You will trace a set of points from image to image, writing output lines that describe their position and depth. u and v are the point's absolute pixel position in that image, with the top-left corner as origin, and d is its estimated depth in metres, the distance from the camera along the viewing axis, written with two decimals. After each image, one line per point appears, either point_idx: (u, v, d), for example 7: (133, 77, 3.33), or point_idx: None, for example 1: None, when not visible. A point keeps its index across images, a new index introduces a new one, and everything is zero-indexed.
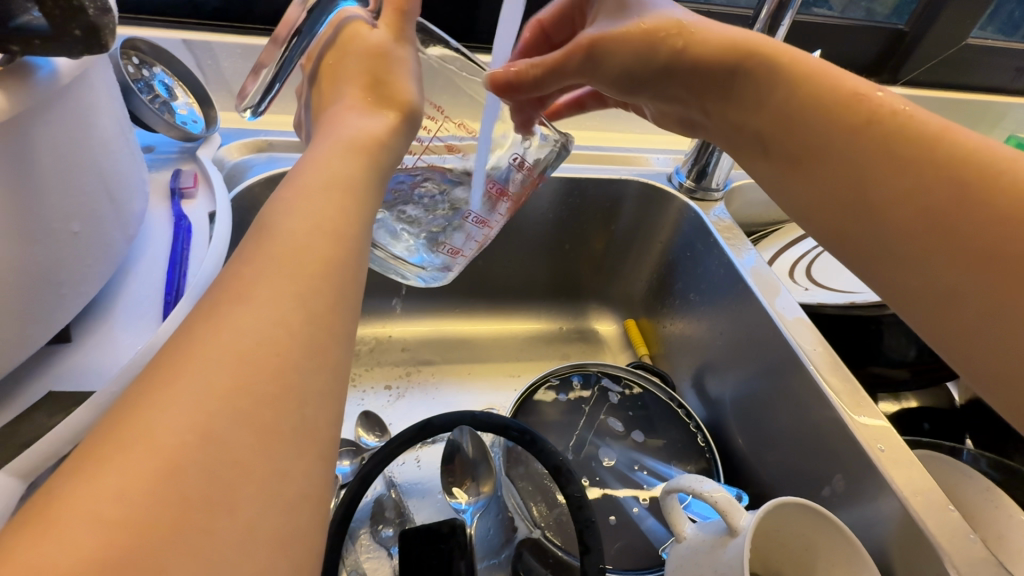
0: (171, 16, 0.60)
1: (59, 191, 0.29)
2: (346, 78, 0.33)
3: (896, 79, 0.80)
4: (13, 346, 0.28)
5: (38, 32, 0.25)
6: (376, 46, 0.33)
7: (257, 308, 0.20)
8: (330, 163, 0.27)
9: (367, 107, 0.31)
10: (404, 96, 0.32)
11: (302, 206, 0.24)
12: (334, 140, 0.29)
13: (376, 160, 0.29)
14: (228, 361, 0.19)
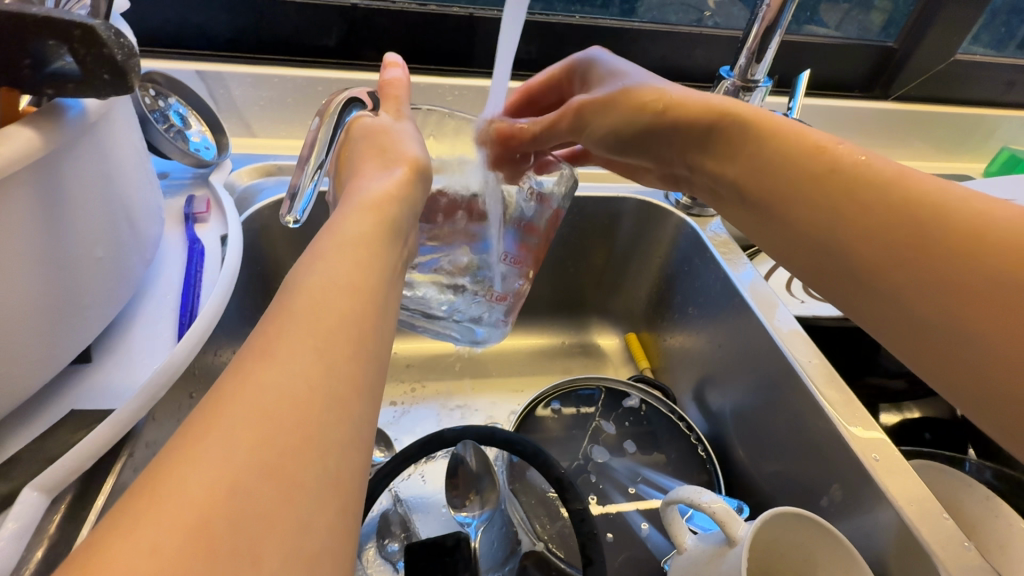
0: (185, 48, 0.63)
1: (84, 220, 0.31)
2: (357, 158, 0.35)
3: (888, 94, 0.82)
4: (40, 366, 0.30)
5: (70, 76, 0.27)
6: (380, 126, 0.36)
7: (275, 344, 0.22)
8: (351, 223, 0.29)
9: (380, 170, 0.33)
10: (412, 155, 0.35)
11: (323, 259, 0.26)
12: (352, 203, 0.31)
13: (390, 218, 0.31)
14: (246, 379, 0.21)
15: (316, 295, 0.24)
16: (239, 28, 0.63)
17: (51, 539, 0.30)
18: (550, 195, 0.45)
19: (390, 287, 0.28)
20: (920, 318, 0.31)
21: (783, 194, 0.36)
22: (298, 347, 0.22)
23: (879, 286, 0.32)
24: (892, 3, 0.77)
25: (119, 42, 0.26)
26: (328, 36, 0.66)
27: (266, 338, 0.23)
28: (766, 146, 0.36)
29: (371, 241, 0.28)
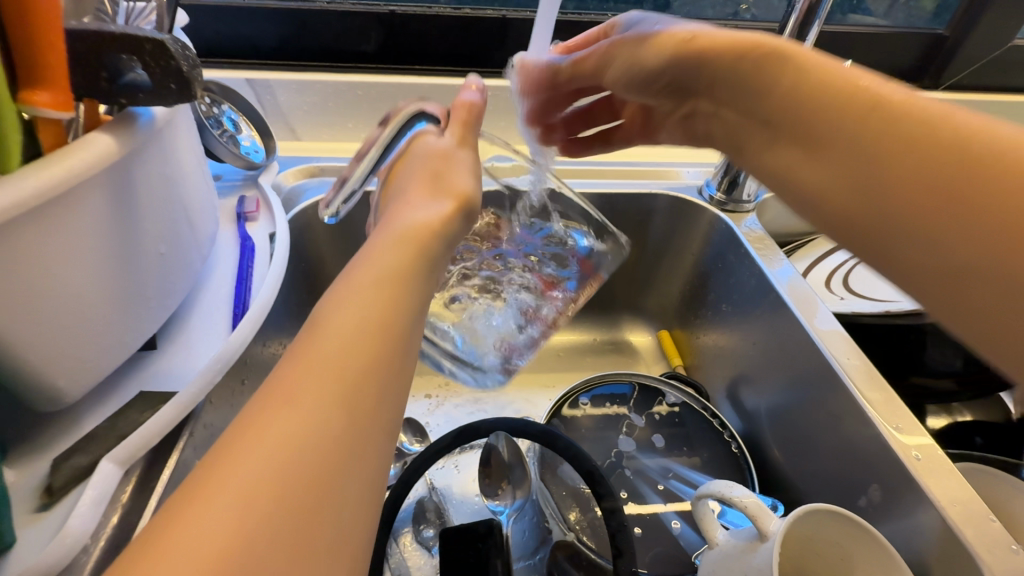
0: (236, 58, 0.67)
1: (149, 217, 0.34)
2: (410, 176, 0.37)
3: (937, 84, 0.78)
4: (112, 350, 0.33)
5: (141, 87, 0.29)
6: (440, 150, 0.38)
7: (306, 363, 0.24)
8: (387, 254, 0.30)
9: (427, 198, 0.35)
10: (462, 189, 0.36)
11: (358, 282, 0.28)
12: (386, 232, 0.32)
13: (428, 251, 0.31)
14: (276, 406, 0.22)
15: (351, 320, 0.26)
16: (285, 37, 0.67)
17: (123, 507, 0.33)
18: (583, 257, 0.49)
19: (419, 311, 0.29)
20: (941, 251, 0.27)
21: (823, 117, 0.32)
22: (325, 371, 0.24)
23: (907, 222, 0.29)
24: None
25: (184, 53, 0.29)
26: (367, 42, 0.68)
27: (309, 355, 0.24)
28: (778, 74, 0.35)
29: (400, 272, 0.29)
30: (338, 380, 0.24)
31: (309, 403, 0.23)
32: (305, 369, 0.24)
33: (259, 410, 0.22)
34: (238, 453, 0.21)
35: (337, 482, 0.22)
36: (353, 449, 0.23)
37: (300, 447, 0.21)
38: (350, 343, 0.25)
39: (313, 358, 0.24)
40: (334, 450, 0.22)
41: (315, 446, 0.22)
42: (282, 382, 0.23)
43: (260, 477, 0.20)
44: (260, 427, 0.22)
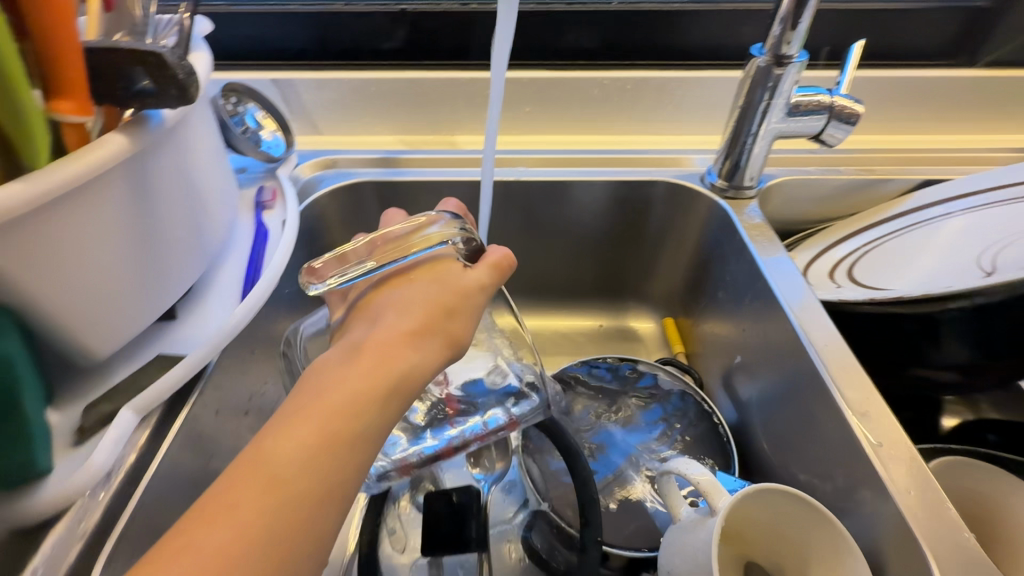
0: (265, 59, 0.73)
1: (164, 205, 0.39)
2: (416, 301, 0.37)
3: (974, 60, 0.72)
4: (133, 317, 0.39)
5: (147, 93, 0.33)
6: (458, 286, 0.38)
7: (308, 411, 0.30)
8: (366, 364, 0.32)
9: (419, 336, 0.35)
10: (458, 332, 0.37)
11: (354, 366, 0.32)
12: (362, 345, 0.34)
13: (406, 392, 0.33)
14: (284, 445, 0.28)
15: (312, 421, 0.29)
16: (309, 39, 0.72)
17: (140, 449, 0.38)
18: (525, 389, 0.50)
19: (388, 415, 0.32)
20: None
21: None
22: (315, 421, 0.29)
23: None
24: None
25: (183, 65, 0.33)
26: (382, 41, 0.73)
27: (267, 447, 0.28)
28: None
29: (373, 383, 0.31)
30: (295, 475, 0.28)
31: (260, 496, 0.27)
32: (264, 458, 0.28)
33: (271, 439, 0.29)
34: None
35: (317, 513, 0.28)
36: (296, 544, 0.27)
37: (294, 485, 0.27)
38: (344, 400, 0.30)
39: (310, 405, 0.30)
40: (283, 530, 0.26)
41: (271, 523, 0.26)
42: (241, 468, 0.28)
43: (216, 554, 0.25)
44: (267, 456, 0.28)
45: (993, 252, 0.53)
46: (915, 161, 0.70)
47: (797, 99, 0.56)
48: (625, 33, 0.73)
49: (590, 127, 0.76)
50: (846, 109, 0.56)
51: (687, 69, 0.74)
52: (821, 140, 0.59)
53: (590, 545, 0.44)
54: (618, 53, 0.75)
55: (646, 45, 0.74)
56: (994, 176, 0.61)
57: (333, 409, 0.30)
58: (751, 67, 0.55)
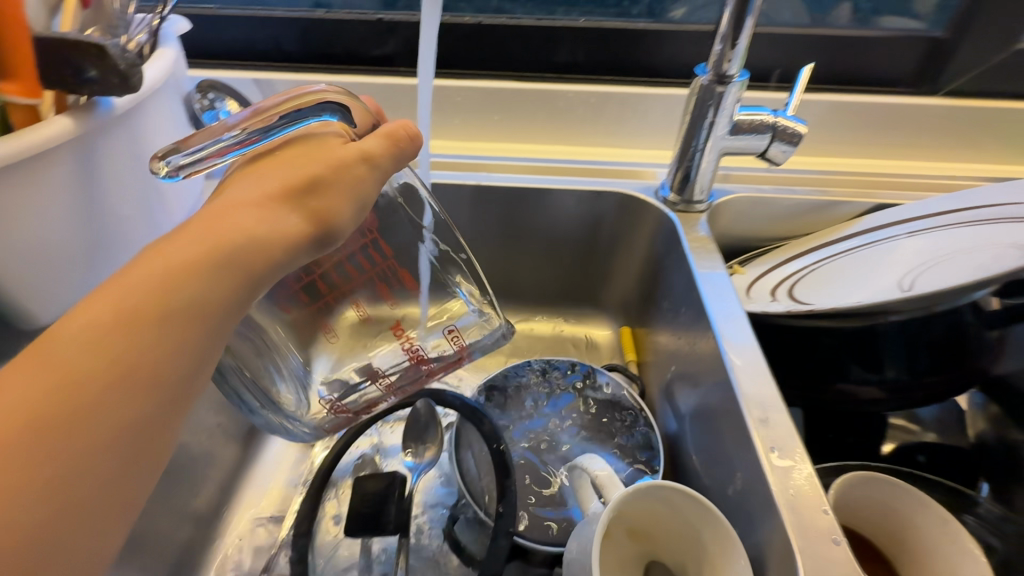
0: (250, 61, 0.77)
1: (112, 186, 0.42)
2: (280, 173, 0.31)
3: (933, 90, 0.73)
4: (74, 288, 0.41)
5: (93, 81, 0.36)
6: (324, 150, 0.33)
7: (111, 297, 0.26)
8: (192, 238, 0.28)
9: (272, 209, 0.30)
10: (328, 215, 0.32)
11: (185, 242, 0.28)
12: (196, 218, 0.29)
13: (255, 277, 0.29)
14: (80, 338, 0.25)
15: (118, 293, 0.26)
16: (293, 42, 0.76)
17: None
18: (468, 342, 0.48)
19: (223, 286, 0.28)
20: None
21: None
22: (108, 310, 0.26)
23: None
24: None
25: (125, 56, 0.36)
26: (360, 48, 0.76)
27: (58, 327, 0.25)
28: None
29: (198, 264, 0.27)
30: (81, 355, 0.24)
31: (45, 379, 0.24)
32: (51, 343, 0.24)
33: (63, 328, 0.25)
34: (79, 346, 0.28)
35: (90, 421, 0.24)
36: (101, 419, 0.24)
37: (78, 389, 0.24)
38: (157, 285, 0.26)
39: (112, 292, 0.26)
40: (48, 443, 0.23)
41: (24, 434, 0.22)
42: (29, 356, 0.24)
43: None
44: (56, 348, 0.24)
45: (914, 273, 0.55)
46: (871, 186, 0.71)
47: (741, 117, 0.58)
48: (595, 48, 0.76)
49: (558, 138, 0.78)
50: (789, 129, 0.58)
51: (653, 86, 0.76)
52: (767, 158, 0.60)
53: (500, 536, 0.45)
54: (587, 68, 0.78)
55: (615, 61, 0.77)
56: (929, 205, 0.63)
57: (143, 280, 0.26)
58: (696, 85, 0.57)
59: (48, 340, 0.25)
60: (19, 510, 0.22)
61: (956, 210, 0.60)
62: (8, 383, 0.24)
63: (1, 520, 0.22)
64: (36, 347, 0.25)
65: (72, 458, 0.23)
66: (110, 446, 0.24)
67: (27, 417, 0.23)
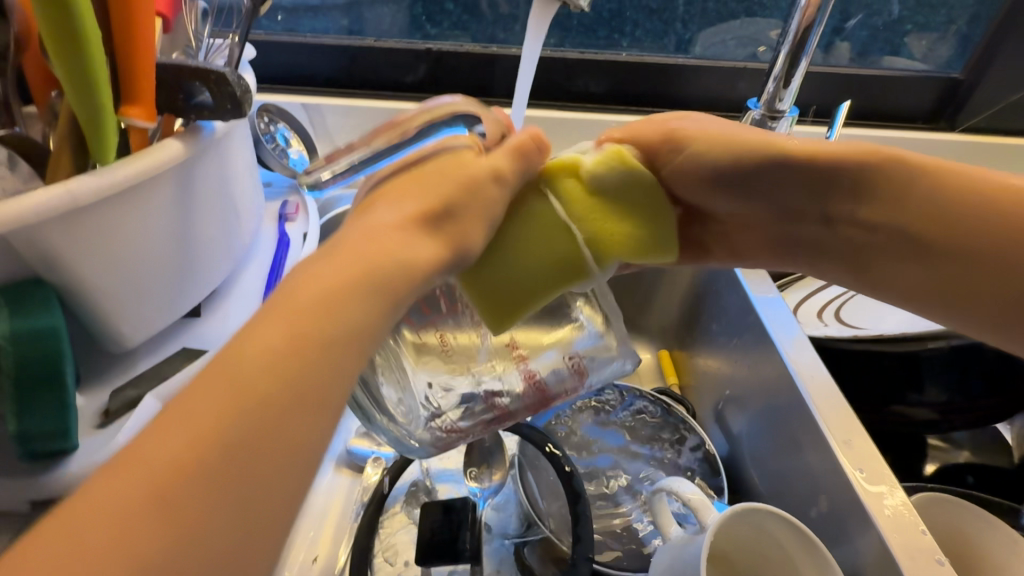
0: (295, 85, 0.78)
1: (205, 210, 0.42)
2: (419, 192, 0.31)
3: (953, 125, 0.79)
4: (163, 312, 0.41)
5: (206, 106, 0.38)
6: (458, 164, 0.33)
7: (279, 324, 0.25)
8: (345, 261, 0.27)
9: (412, 228, 0.30)
10: (463, 237, 0.31)
11: (336, 262, 0.27)
12: (344, 240, 0.29)
13: (394, 295, 0.27)
14: (259, 364, 0.24)
15: (290, 319, 0.25)
16: (338, 69, 0.77)
17: None
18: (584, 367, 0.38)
19: (370, 309, 0.26)
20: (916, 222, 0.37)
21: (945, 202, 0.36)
22: (273, 333, 0.24)
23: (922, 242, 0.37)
24: (958, 31, 0.75)
25: (240, 83, 0.37)
26: (406, 75, 0.78)
27: (238, 348, 0.24)
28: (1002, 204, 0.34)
29: (346, 288, 0.26)
30: (262, 378, 0.23)
31: (221, 407, 0.23)
32: (235, 363, 0.24)
33: (234, 352, 0.24)
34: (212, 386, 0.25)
35: (257, 459, 0.22)
36: (282, 446, 0.23)
37: (234, 423, 0.22)
38: (319, 309, 0.25)
39: (282, 316, 0.25)
40: (210, 487, 0.21)
41: (192, 479, 0.21)
42: (212, 377, 0.23)
43: (191, 448, 0.22)
44: (229, 373, 0.23)
45: None
46: None
47: None
48: (633, 80, 0.79)
49: None
50: None
51: (688, 117, 0.79)
52: None
53: (581, 563, 0.44)
54: (624, 98, 0.81)
55: (651, 93, 0.80)
56: None
57: (312, 300, 0.26)
58: (747, 119, 0.60)
59: (225, 370, 0.23)
60: (214, 534, 0.21)
61: None
62: (180, 414, 0.22)
63: (194, 535, 0.21)
64: (218, 368, 0.24)
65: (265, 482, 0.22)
66: (289, 475, 0.23)
67: (211, 448, 0.22)
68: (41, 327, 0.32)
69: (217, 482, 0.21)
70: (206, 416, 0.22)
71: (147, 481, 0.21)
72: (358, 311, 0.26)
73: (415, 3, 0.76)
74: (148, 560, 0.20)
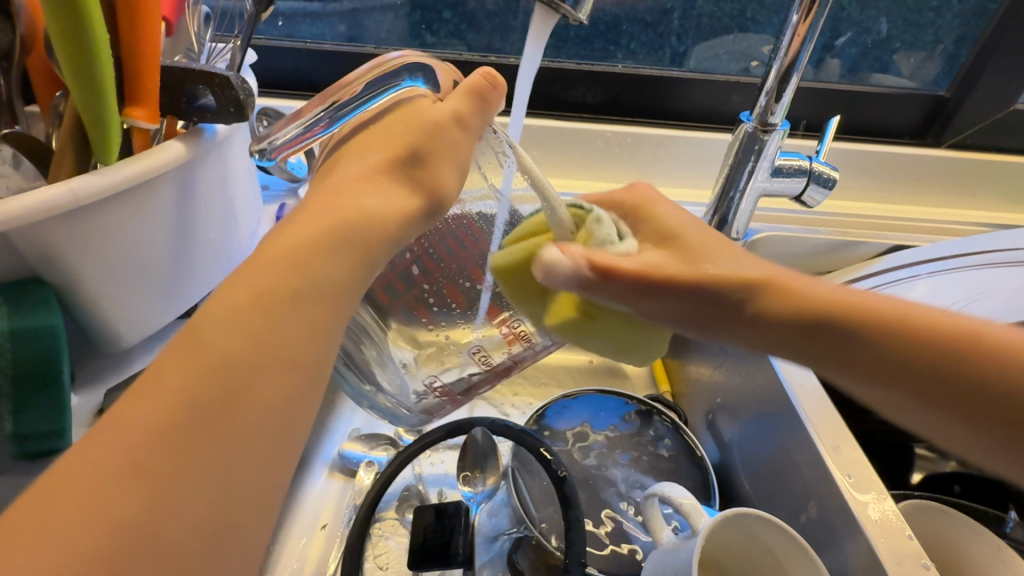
0: (295, 90, 0.79)
1: (204, 211, 0.42)
2: (379, 147, 0.33)
3: (940, 141, 0.81)
4: (159, 311, 0.41)
5: (209, 109, 0.38)
6: (420, 117, 0.33)
7: (248, 281, 0.27)
8: (312, 218, 0.29)
9: (381, 183, 0.32)
10: (435, 186, 0.33)
11: (300, 219, 0.29)
12: (312, 198, 0.31)
13: (374, 253, 0.30)
14: (229, 330, 0.25)
15: (255, 278, 0.27)
16: (337, 74, 0.78)
17: None
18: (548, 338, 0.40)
19: (341, 259, 0.29)
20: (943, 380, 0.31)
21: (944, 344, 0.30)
22: (238, 290, 0.26)
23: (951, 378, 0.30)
24: (945, 50, 0.77)
25: (242, 86, 0.37)
26: None
27: (197, 324, 0.26)
28: (992, 363, 0.29)
29: (318, 235, 0.29)
30: (230, 339, 0.25)
31: (195, 375, 0.24)
32: (199, 336, 0.25)
33: (204, 324, 0.26)
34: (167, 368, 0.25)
35: (228, 433, 0.24)
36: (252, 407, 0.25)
37: (212, 384, 0.24)
38: (288, 256, 0.28)
39: (246, 276, 0.27)
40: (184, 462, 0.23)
41: (164, 453, 0.23)
42: (177, 351, 0.25)
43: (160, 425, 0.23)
44: (205, 344, 0.25)
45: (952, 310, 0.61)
46: (887, 228, 0.76)
47: (780, 162, 0.62)
48: (628, 92, 0.80)
49: (591, 173, 0.81)
50: (824, 174, 0.62)
51: (682, 129, 0.81)
52: (802, 201, 0.65)
53: (574, 568, 0.45)
54: (619, 109, 0.82)
55: (646, 105, 0.81)
56: (957, 245, 0.66)
57: (285, 262, 0.27)
58: (740, 131, 0.61)
59: (199, 345, 0.25)
60: (191, 509, 0.23)
61: (977, 251, 0.65)
62: (153, 390, 0.24)
63: (176, 504, 0.22)
64: (184, 341, 0.25)
65: (244, 454, 0.24)
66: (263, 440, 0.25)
67: (184, 426, 0.23)
68: (38, 324, 0.32)
69: (191, 454, 0.23)
70: (186, 390, 0.24)
71: (131, 449, 0.22)
72: (331, 264, 0.28)
73: (415, 12, 0.77)
74: (130, 537, 0.21)
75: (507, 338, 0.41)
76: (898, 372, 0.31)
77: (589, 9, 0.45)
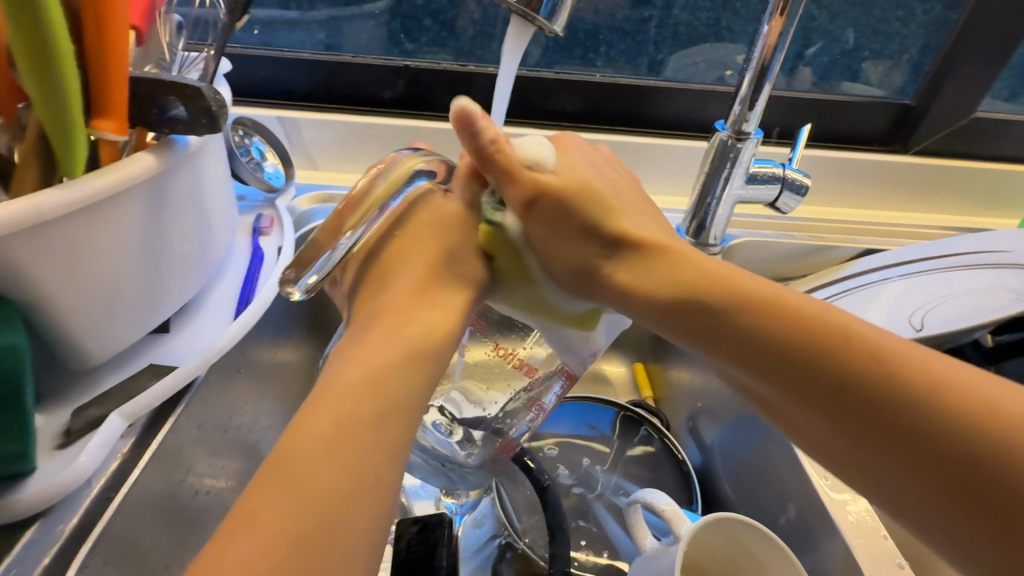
0: (271, 99, 0.78)
1: (176, 223, 0.41)
2: (421, 253, 0.38)
3: (906, 147, 0.83)
4: (130, 328, 0.40)
5: (180, 120, 0.38)
6: (447, 212, 0.40)
7: (320, 409, 0.28)
8: (379, 343, 0.32)
9: (442, 281, 0.37)
10: (475, 272, 0.38)
11: (360, 350, 0.32)
12: (378, 316, 0.34)
13: (430, 360, 0.32)
14: (326, 449, 0.26)
15: (330, 408, 0.28)
16: (315, 83, 0.78)
17: None
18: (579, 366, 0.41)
19: (414, 368, 0.31)
20: (897, 409, 0.30)
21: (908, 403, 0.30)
22: (320, 421, 0.28)
23: (911, 432, 0.29)
24: (910, 58, 0.80)
25: (216, 98, 0.37)
26: (382, 91, 0.79)
27: (287, 448, 0.27)
28: (972, 429, 0.28)
29: (393, 363, 0.31)
30: (327, 467, 0.26)
31: (297, 497, 0.25)
32: (292, 462, 0.26)
33: (297, 442, 0.27)
34: (253, 504, 0.25)
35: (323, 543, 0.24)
36: (338, 516, 0.25)
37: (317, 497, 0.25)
38: (352, 386, 0.29)
39: (328, 400, 0.29)
40: (289, 560, 0.23)
41: (272, 564, 0.23)
42: (269, 476, 0.26)
43: (255, 542, 0.23)
44: (306, 471, 0.26)
45: (921, 312, 0.63)
46: (858, 233, 0.78)
47: (755, 169, 0.63)
48: (607, 101, 0.81)
49: None
50: (797, 181, 0.63)
51: (659, 138, 0.82)
52: (776, 208, 0.66)
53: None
54: (597, 117, 0.83)
55: (624, 113, 0.82)
56: (923, 248, 0.69)
57: (371, 381, 0.30)
58: (715, 140, 0.63)
59: (298, 478, 0.25)
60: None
61: (946, 254, 0.68)
62: (248, 518, 0.24)
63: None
64: (278, 464, 0.26)
65: (327, 541, 0.24)
66: (349, 540, 0.25)
67: (274, 545, 0.23)
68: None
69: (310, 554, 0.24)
70: (283, 515, 0.24)
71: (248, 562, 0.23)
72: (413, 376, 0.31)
73: (392, 20, 0.77)
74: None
75: (525, 373, 0.42)
76: (845, 415, 0.31)
77: (564, 21, 0.46)
